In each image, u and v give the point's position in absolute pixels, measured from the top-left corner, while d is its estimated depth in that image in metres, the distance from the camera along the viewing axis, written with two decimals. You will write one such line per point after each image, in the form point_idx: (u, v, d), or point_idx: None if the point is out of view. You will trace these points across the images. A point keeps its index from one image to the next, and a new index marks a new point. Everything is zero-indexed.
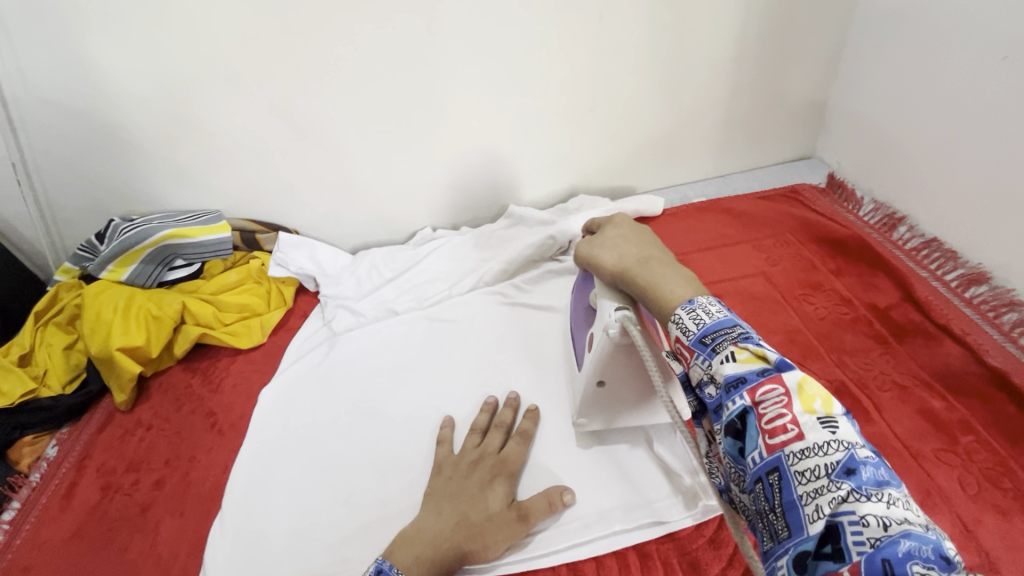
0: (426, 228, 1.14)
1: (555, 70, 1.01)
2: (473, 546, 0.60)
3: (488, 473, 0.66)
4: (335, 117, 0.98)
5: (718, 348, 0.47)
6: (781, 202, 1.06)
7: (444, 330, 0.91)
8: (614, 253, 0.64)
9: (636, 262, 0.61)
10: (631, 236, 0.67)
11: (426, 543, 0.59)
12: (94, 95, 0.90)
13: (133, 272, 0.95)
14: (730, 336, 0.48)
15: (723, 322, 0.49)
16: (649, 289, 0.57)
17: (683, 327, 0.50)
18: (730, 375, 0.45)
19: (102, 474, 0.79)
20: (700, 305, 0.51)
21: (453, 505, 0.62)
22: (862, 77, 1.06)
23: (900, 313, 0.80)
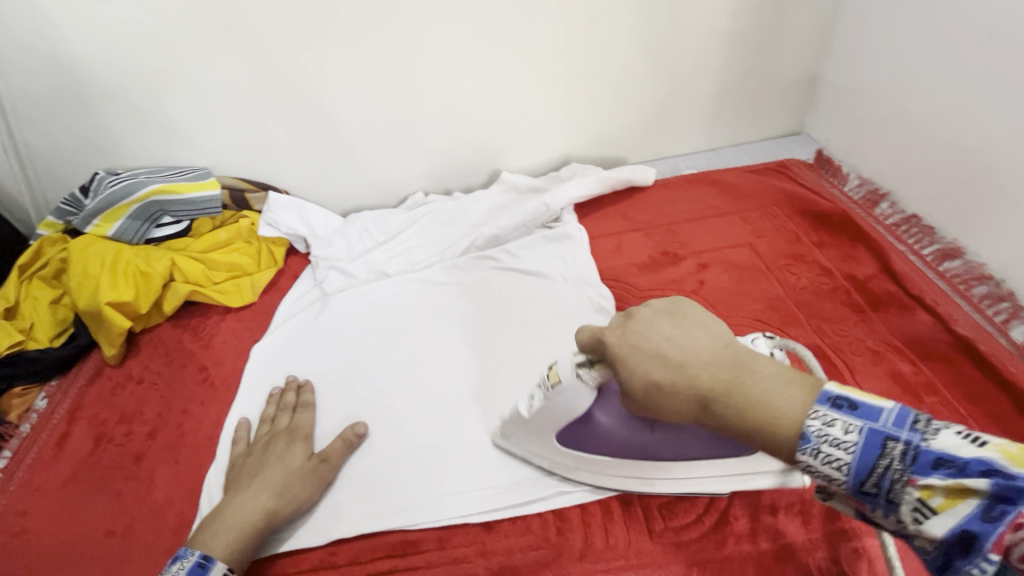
0: (417, 192, 1.14)
1: (550, 35, 1.00)
2: (280, 505, 0.64)
3: (279, 444, 0.70)
4: (326, 75, 0.97)
5: (897, 497, 0.40)
6: (768, 175, 1.08)
7: (436, 293, 0.93)
8: (664, 377, 0.51)
9: (723, 384, 0.48)
10: (677, 333, 0.52)
11: (227, 519, 0.62)
12: (77, 42, 0.87)
13: (120, 227, 0.94)
14: (896, 464, 0.40)
15: (866, 454, 0.41)
16: (762, 400, 0.46)
17: (825, 476, 0.43)
18: (948, 532, 0.37)
19: (94, 426, 0.80)
20: (817, 436, 0.42)
21: (253, 478, 0.66)
22: (854, 53, 1.06)
23: (877, 283, 0.83)
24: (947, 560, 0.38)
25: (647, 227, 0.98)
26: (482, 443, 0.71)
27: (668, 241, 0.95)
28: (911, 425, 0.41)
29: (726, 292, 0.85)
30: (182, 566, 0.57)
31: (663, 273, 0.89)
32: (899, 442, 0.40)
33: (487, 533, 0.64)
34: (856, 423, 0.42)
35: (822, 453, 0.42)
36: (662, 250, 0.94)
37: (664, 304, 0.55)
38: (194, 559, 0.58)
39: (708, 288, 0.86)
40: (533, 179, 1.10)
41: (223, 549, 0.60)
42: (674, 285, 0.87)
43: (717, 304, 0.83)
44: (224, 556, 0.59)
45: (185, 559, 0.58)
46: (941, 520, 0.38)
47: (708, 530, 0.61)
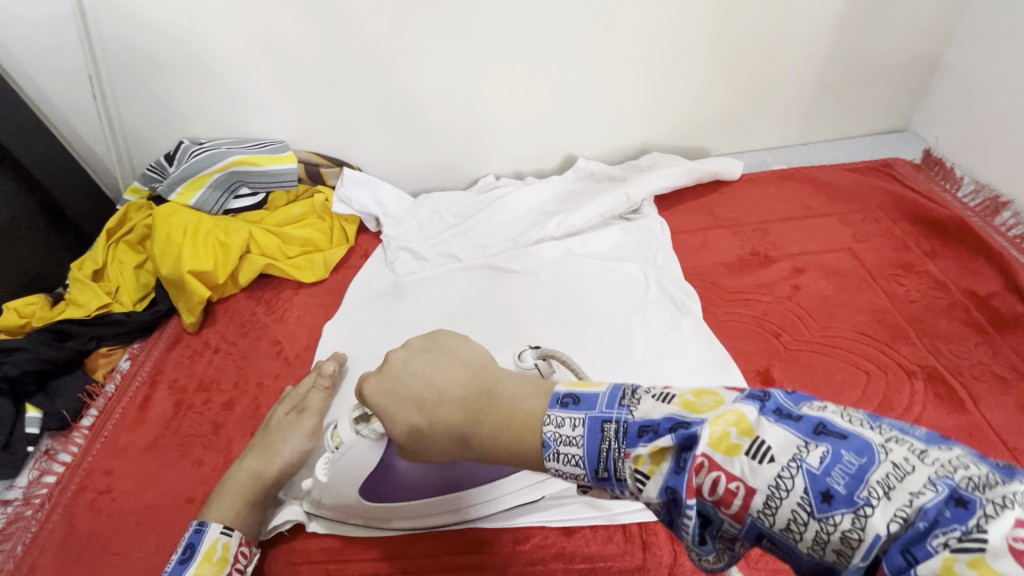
0: (489, 175, 1.11)
1: (642, 13, 0.94)
2: (267, 470, 0.65)
3: (284, 410, 0.71)
4: (408, 49, 0.94)
5: (621, 474, 0.40)
6: (870, 175, 0.99)
7: (506, 280, 0.90)
8: (422, 421, 0.51)
9: (471, 412, 0.48)
10: (422, 370, 0.53)
11: (220, 485, 0.64)
12: (169, 9, 0.87)
13: (201, 197, 0.95)
14: (616, 442, 0.40)
15: (591, 446, 0.40)
16: (506, 421, 0.45)
17: (570, 474, 0.42)
18: (660, 495, 0.38)
19: (174, 392, 0.81)
20: (554, 439, 0.42)
21: (247, 447, 0.68)
22: (983, 41, 0.95)
23: (1002, 302, 0.75)
24: (673, 516, 0.39)
25: (735, 225, 0.92)
26: None
27: (758, 241, 0.89)
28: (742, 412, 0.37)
29: (825, 300, 0.78)
30: (178, 536, 0.59)
31: (753, 275, 0.84)
32: (612, 421, 0.40)
33: (566, 537, 0.61)
34: (579, 417, 0.41)
35: (562, 455, 0.41)
36: (751, 251, 0.88)
37: (418, 343, 0.56)
38: (190, 525, 0.59)
39: (804, 294, 0.80)
40: (611, 169, 1.05)
41: (217, 511, 0.61)
42: (767, 289, 0.81)
43: (815, 312, 0.77)
44: (217, 520, 0.60)
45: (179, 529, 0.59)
46: (780, 469, 0.34)
47: None
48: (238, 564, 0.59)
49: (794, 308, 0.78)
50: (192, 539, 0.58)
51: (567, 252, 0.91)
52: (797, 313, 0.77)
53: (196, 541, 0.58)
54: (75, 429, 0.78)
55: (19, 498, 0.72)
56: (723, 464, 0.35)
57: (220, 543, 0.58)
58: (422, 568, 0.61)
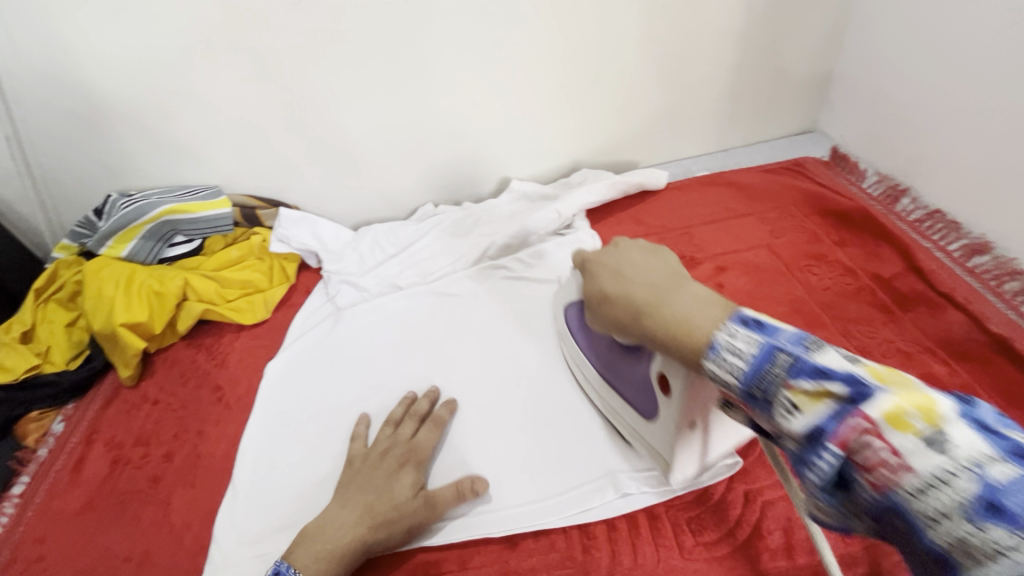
0: (427, 203, 1.13)
1: (557, 41, 0.99)
2: (377, 537, 0.59)
3: (396, 462, 0.65)
4: (334, 89, 0.96)
5: (773, 397, 0.39)
6: (784, 174, 1.05)
7: (446, 303, 0.92)
8: (611, 288, 0.56)
9: (653, 298, 0.50)
10: (639, 259, 0.57)
11: (328, 540, 0.58)
12: (88, 67, 0.88)
13: (134, 248, 0.94)
14: (783, 372, 0.38)
15: (759, 362, 0.40)
16: (683, 323, 0.46)
17: (784, 408, 0.38)
18: (804, 429, 0.37)
19: (111, 449, 0.79)
20: (723, 345, 0.42)
21: (355, 496, 0.62)
22: (869, 46, 1.04)
23: (904, 282, 0.80)
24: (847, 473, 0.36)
25: (663, 231, 0.97)
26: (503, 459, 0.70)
27: (683, 245, 0.93)
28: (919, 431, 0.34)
29: (746, 295, 0.82)
30: None
31: None
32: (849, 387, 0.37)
33: (511, 552, 0.62)
34: (757, 336, 0.41)
35: (721, 361, 0.42)
36: (678, 255, 0.91)
37: (645, 242, 0.60)
38: None
39: (728, 291, 0.83)
40: (543, 188, 1.09)
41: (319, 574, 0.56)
42: None
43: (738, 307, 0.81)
44: None
45: None
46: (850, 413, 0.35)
47: (740, 545, 0.59)
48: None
49: None
50: None
51: (505, 271, 0.94)
52: None
53: None
54: (4, 499, 0.75)
55: None
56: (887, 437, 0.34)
57: None
58: None
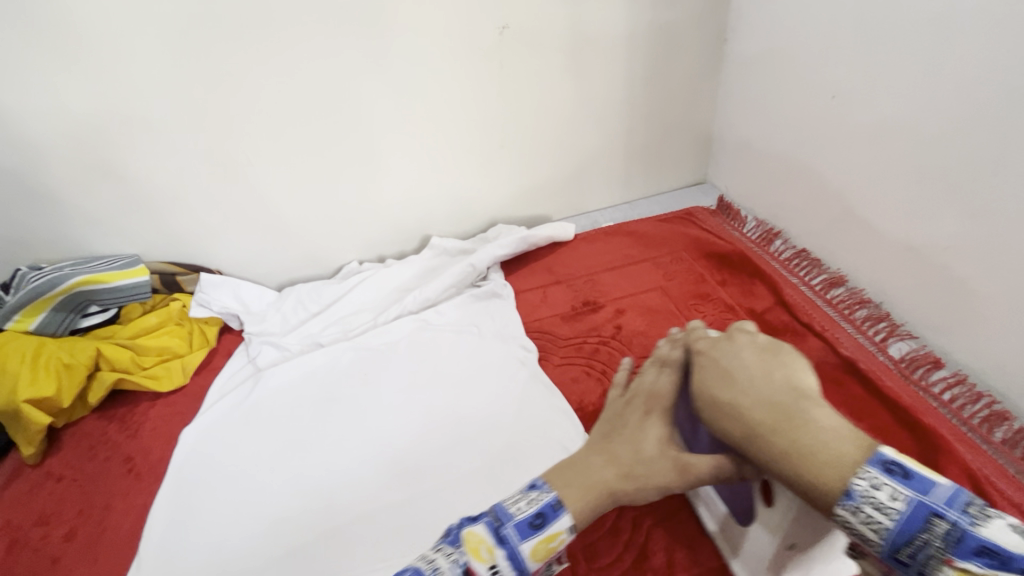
0: (352, 261, 1.18)
1: (462, 112, 1.09)
2: (635, 484, 0.60)
3: (641, 413, 0.67)
4: (252, 159, 1.01)
5: (925, 551, 0.44)
6: (677, 223, 1.17)
7: (367, 358, 0.95)
8: (734, 398, 0.58)
9: (773, 421, 0.54)
10: (756, 367, 0.60)
11: (582, 482, 0.60)
12: (1, 146, 0.90)
13: (43, 321, 0.93)
14: (938, 542, 0.44)
15: (908, 522, 0.45)
16: (810, 453, 0.50)
17: (860, 522, 0.47)
18: (890, 529, 0.45)
19: (7, 533, 0.76)
20: (861, 495, 0.47)
21: (606, 444, 0.64)
22: (735, 110, 1.20)
23: (773, 314, 0.91)
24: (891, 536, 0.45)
25: (569, 279, 1.05)
26: (413, 506, 0.73)
27: (588, 290, 1.02)
28: (962, 507, 0.44)
29: (640, 334, 0.91)
30: (534, 499, 0.57)
31: (583, 321, 0.95)
32: (943, 521, 0.44)
33: None
34: (906, 493, 0.46)
35: (862, 512, 0.47)
36: (583, 300, 1.00)
37: (762, 340, 0.64)
38: (548, 497, 0.58)
39: (625, 332, 0.92)
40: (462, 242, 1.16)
41: (572, 499, 0.58)
42: (594, 332, 0.92)
43: (633, 346, 0.89)
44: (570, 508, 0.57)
45: (540, 491, 0.59)
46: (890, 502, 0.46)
47: (628, 567, 0.64)
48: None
49: (616, 345, 0.89)
50: (543, 508, 0.57)
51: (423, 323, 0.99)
52: (619, 349, 0.88)
53: (549, 512, 0.56)
54: None
55: None
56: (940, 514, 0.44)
57: (481, 542, 0.54)
58: None
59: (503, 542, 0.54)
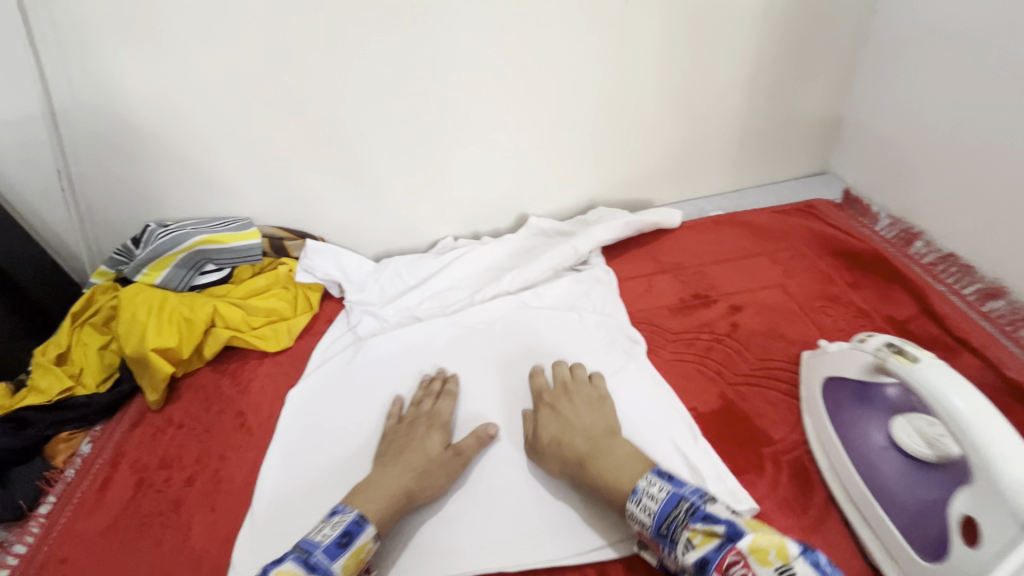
0: (447, 237, 1.17)
1: (574, 86, 1.03)
2: (591, 451, 0.67)
3: (568, 394, 0.75)
4: (362, 128, 1.01)
5: (677, 537, 0.55)
6: (797, 215, 1.07)
7: (465, 335, 0.93)
8: (567, 439, 0.69)
9: (588, 449, 0.67)
10: (585, 412, 0.72)
11: (383, 490, 0.67)
12: (137, 106, 0.94)
13: (166, 276, 0.98)
14: (684, 516, 0.56)
15: (667, 505, 0.57)
16: (604, 466, 0.64)
17: (640, 521, 0.59)
18: (694, 562, 0.53)
19: (136, 472, 0.81)
20: (643, 492, 0.60)
21: (397, 458, 0.72)
22: (878, 94, 1.07)
23: (918, 325, 0.81)
24: None
25: (676, 269, 0.99)
26: (518, 492, 0.71)
27: (697, 283, 0.95)
28: (699, 493, 0.58)
29: (760, 334, 0.84)
30: (342, 518, 0.63)
31: (695, 316, 0.88)
32: (687, 502, 0.57)
33: None
34: (667, 488, 0.59)
35: (642, 504, 0.59)
36: (693, 293, 0.93)
37: (598, 390, 0.75)
38: (353, 514, 0.63)
39: (742, 331, 0.85)
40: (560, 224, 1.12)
41: (374, 513, 0.64)
42: (707, 328, 0.86)
43: (753, 346, 0.82)
44: (373, 520, 0.64)
45: (343, 513, 0.64)
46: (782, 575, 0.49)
47: None
48: (658, 553, 0.59)
49: (733, 344, 0.82)
50: (350, 528, 0.62)
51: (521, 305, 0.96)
52: (736, 349, 0.82)
53: (355, 531, 0.61)
54: (31, 518, 0.77)
55: None
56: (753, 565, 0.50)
57: (368, 545, 0.62)
58: None
59: (314, 570, 0.57)
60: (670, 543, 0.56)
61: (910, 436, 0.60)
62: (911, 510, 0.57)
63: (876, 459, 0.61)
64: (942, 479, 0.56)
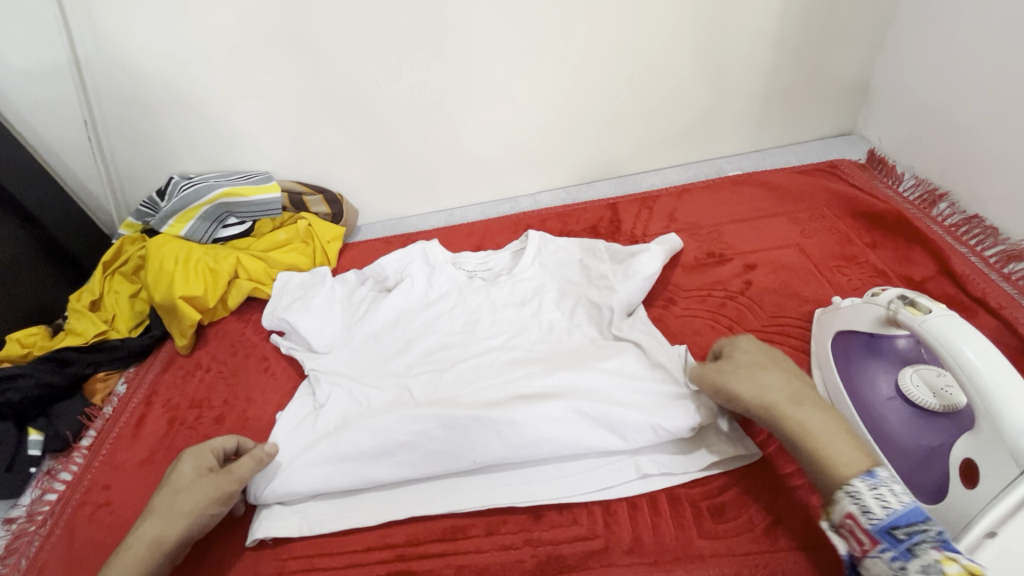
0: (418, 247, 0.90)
1: (594, 41, 1.00)
2: (776, 420, 0.57)
3: (767, 363, 0.62)
4: (378, 83, 1.01)
5: (916, 550, 0.46)
6: (817, 176, 1.05)
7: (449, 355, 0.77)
8: (771, 399, 0.58)
9: (788, 412, 0.57)
10: (777, 374, 0.60)
11: (755, 398, 0.59)
12: (157, 59, 0.94)
13: (191, 228, 1.01)
14: (930, 537, 0.46)
15: (916, 514, 0.47)
16: (816, 442, 0.54)
17: (863, 506, 0.49)
18: None
19: (168, 410, 0.86)
20: (881, 482, 0.50)
21: (779, 417, 0.57)
22: (913, 50, 1.02)
23: (936, 285, 0.81)
24: None
25: (691, 228, 0.99)
26: None
27: (713, 242, 0.95)
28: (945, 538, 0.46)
29: (774, 292, 0.84)
30: None
31: (708, 273, 0.89)
32: (935, 527, 0.47)
33: (535, 523, 0.65)
34: (907, 498, 0.48)
35: (878, 490, 0.49)
36: (707, 252, 0.93)
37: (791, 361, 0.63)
38: None
39: (755, 289, 0.85)
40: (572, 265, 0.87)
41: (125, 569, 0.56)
42: (721, 286, 0.86)
43: (765, 304, 0.82)
44: None
45: None
46: None
47: (760, 533, 0.61)
48: (857, 549, 0.50)
49: (745, 302, 0.83)
50: None
51: (518, 357, 0.76)
52: (748, 306, 0.82)
53: None
54: (75, 449, 0.83)
55: (23, 516, 0.76)
56: None
57: None
58: (403, 557, 0.65)
59: None
60: (903, 549, 0.46)
61: (918, 388, 0.59)
62: (916, 457, 0.57)
63: (883, 411, 0.61)
64: (949, 427, 0.55)
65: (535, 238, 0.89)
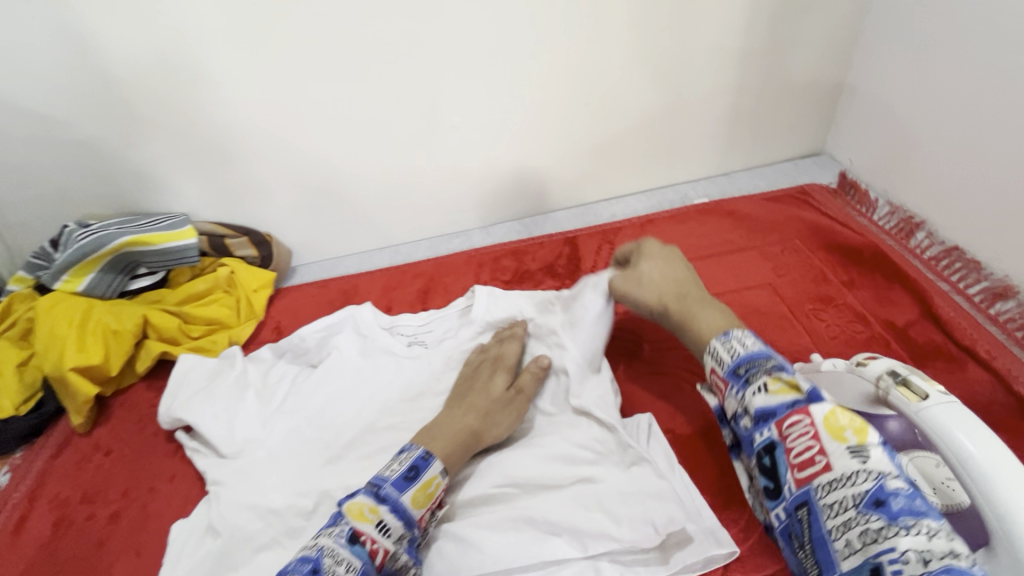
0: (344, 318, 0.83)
1: (542, 63, 0.92)
2: (668, 309, 0.65)
3: (673, 264, 0.69)
4: (304, 114, 0.90)
5: (752, 379, 0.51)
6: (788, 203, 0.98)
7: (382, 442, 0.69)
8: (667, 292, 0.66)
9: (676, 300, 0.65)
10: (673, 271, 0.69)
11: (654, 290, 0.67)
12: (41, 93, 0.82)
13: (91, 282, 0.87)
14: (768, 366, 0.51)
15: (757, 354, 0.53)
16: (695, 322, 0.61)
17: (717, 357, 0.55)
18: (764, 407, 0.49)
19: (55, 507, 0.73)
20: (735, 336, 0.56)
21: (672, 304, 0.65)
22: (879, 68, 0.97)
23: (919, 331, 0.74)
24: (750, 436, 0.51)
25: None
26: None
27: None
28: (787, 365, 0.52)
29: None
30: None
31: None
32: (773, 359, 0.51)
33: None
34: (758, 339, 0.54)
35: (731, 343, 0.55)
36: None
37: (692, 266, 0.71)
38: None
39: None
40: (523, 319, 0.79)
41: None
42: None
43: None
44: None
45: None
46: (862, 469, 0.43)
47: None
48: (720, 396, 0.55)
49: None
50: None
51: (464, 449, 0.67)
52: None
53: None
54: None
55: None
56: (822, 439, 0.45)
57: None
58: None
59: None
60: (743, 383, 0.52)
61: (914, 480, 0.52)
62: None
63: None
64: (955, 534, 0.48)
65: (480, 293, 0.82)
